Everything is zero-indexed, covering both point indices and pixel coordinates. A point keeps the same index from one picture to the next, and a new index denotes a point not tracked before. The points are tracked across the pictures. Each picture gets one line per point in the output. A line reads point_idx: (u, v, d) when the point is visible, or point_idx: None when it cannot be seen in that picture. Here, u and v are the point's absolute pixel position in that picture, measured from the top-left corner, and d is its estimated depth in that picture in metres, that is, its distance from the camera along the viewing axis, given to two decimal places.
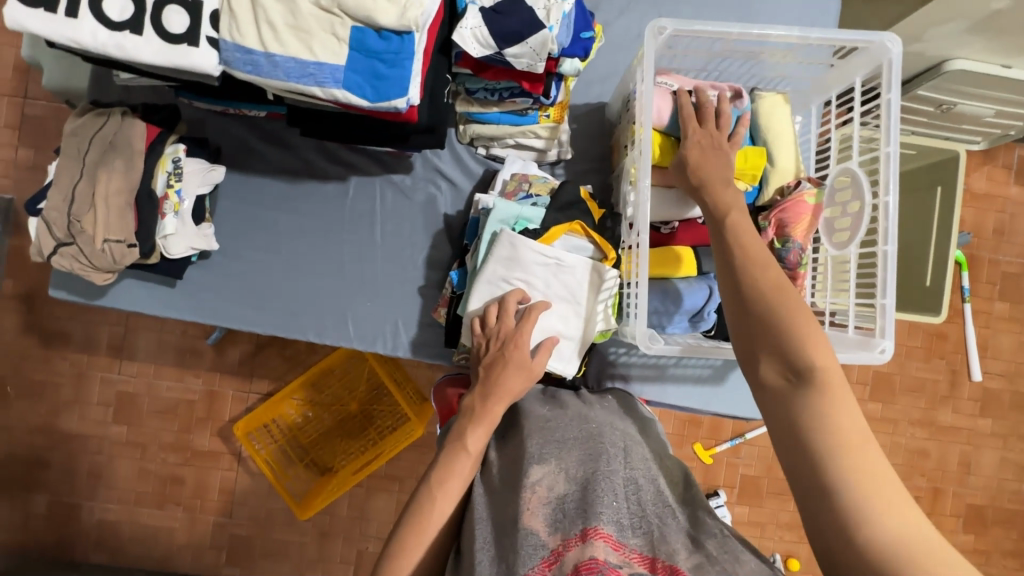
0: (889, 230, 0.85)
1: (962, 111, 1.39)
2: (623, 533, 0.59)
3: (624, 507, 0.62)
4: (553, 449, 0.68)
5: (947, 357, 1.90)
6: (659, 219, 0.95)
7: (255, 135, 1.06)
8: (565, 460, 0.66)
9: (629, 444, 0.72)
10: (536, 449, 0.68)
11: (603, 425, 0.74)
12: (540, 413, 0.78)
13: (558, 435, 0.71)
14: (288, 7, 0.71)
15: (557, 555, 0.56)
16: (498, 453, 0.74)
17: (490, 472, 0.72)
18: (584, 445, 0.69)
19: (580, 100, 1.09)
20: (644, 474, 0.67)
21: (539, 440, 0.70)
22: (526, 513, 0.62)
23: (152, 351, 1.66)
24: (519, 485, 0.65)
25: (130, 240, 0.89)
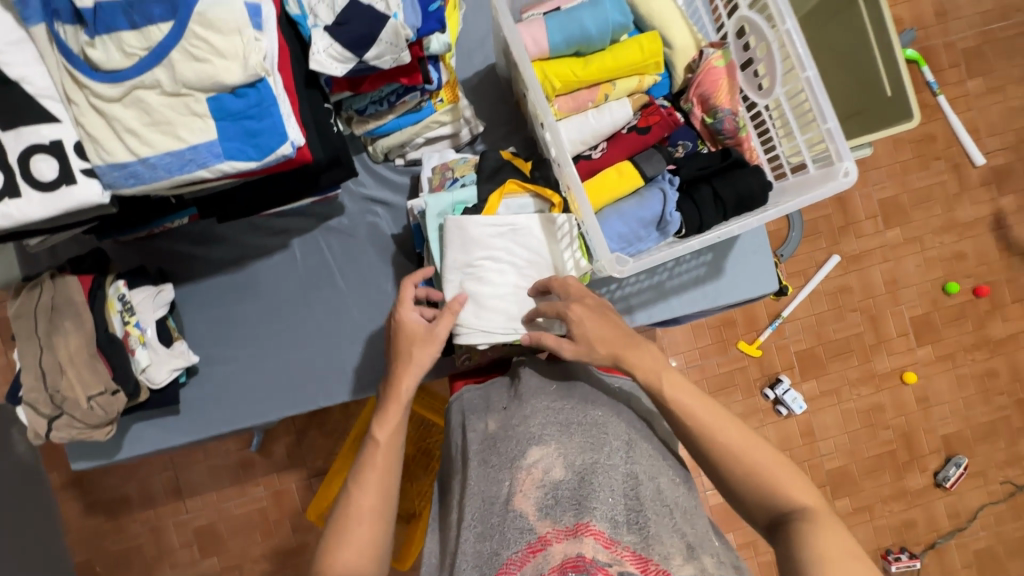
0: (801, 55, 0.81)
1: None
2: (616, 530, 0.57)
3: (620, 503, 0.60)
4: (555, 430, 0.67)
5: (944, 156, 1.84)
6: (586, 147, 0.93)
7: (189, 243, 1.07)
8: (567, 443, 0.65)
9: (636, 437, 0.69)
10: (538, 429, 0.67)
11: (611, 412, 0.71)
12: (546, 387, 0.75)
13: (563, 416, 0.69)
14: (139, 108, 0.70)
15: (543, 545, 0.57)
16: (497, 426, 0.73)
17: (488, 444, 0.71)
18: (588, 430, 0.67)
19: (468, 73, 1.07)
20: (646, 469, 0.65)
21: (542, 419, 0.68)
22: (519, 494, 0.62)
23: (206, 480, 1.68)
24: (517, 465, 0.64)
25: (111, 387, 0.89)
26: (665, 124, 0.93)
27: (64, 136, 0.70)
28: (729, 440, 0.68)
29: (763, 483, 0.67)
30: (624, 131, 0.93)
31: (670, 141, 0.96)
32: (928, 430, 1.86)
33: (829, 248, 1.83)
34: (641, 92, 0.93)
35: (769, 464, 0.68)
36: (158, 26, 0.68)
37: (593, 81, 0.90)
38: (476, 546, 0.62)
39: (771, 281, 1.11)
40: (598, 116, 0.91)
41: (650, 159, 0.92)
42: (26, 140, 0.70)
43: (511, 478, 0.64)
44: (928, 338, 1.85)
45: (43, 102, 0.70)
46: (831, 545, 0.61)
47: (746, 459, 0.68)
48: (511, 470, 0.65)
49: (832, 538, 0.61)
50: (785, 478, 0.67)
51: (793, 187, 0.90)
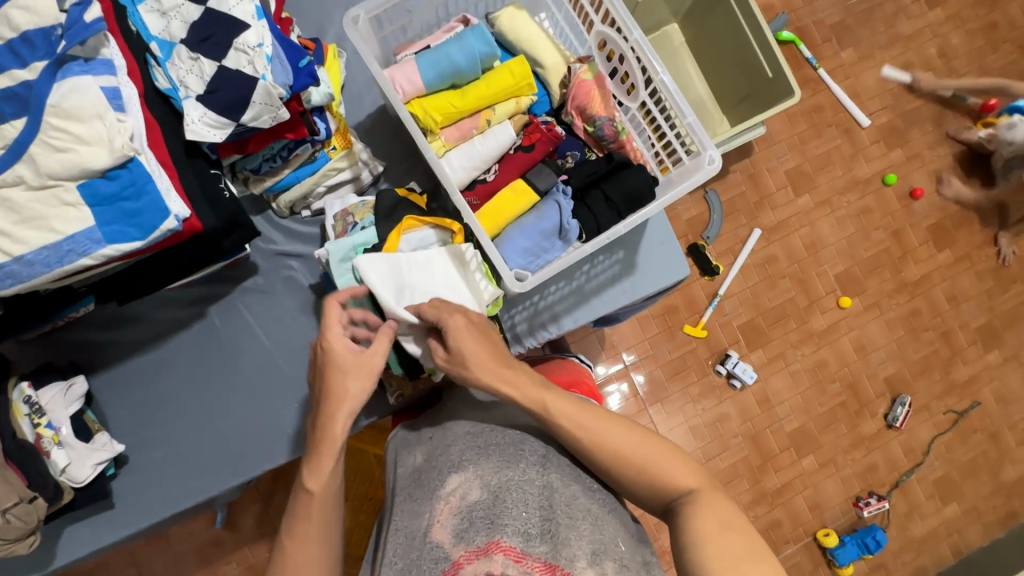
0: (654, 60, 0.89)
1: None
2: (529, 543, 0.60)
3: (533, 517, 0.63)
4: (472, 456, 0.71)
5: (834, 123, 1.99)
6: (479, 172, 0.96)
7: (101, 328, 1.04)
8: (483, 467, 0.69)
9: (551, 452, 0.74)
10: (458, 457, 0.71)
11: (528, 432, 0.76)
12: (467, 422, 0.80)
13: (481, 442, 0.74)
14: (5, 207, 0.68)
15: (456, 569, 0.58)
16: (424, 462, 0.77)
17: (414, 481, 0.75)
18: (504, 451, 0.72)
19: (359, 117, 1.10)
20: (559, 480, 0.69)
21: (462, 448, 0.73)
22: (437, 523, 0.64)
23: (171, 569, 1.60)
24: (436, 495, 0.68)
25: (28, 494, 0.83)
26: (547, 139, 0.97)
27: None
28: (616, 443, 0.70)
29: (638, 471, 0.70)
30: (511, 151, 0.97)
31: (559, 153, 1.00)
32: (871, 376, 1.97)
33: (749, 223, 1.94)
34: (521, 112, 0.98)
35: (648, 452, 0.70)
36: (10, 123, 0.67)
37: (473, 109, 0.94)
38: None
39: (682, 266, 1.17)
40: (484, 141, 0.94)
41: (540, 174, 0.96)
42: None
43: (431, 510, 0.66)
44: (853, 291, 1.98)
45: None
46: (706, 526, 0.65)
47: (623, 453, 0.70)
48: (432, 501, 0.67)
49: (713, 519, 0.66)
50: (663, 462, 0.70)
51: (676, 179, 0.96)
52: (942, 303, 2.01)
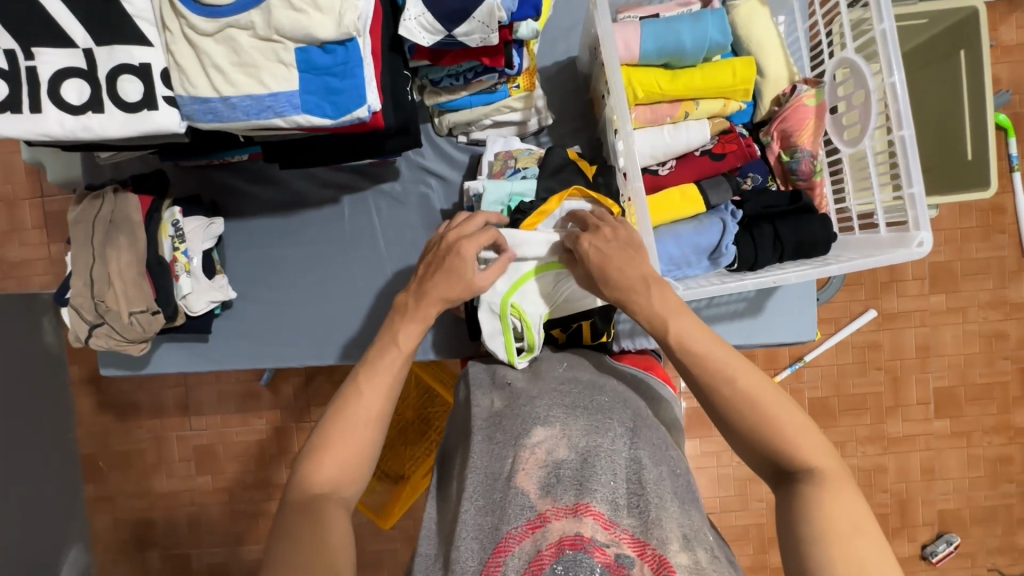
0: (901, 114, 0.78)
1: None
2: (616, 512, 0.60)
3: (621, 488, 0.62)
4: (560, 413, 0.70)
5: (1009, 231, 1.75)
6: (654, 162, 0.90)
7: (244, 179, 1.08)
8: (571, 426, 0.68)
9: (639, 426, 0.71)
10: (544, 411, 0.70)
11: (616, 401, 0.74)
12: (555, 377, 0.80)
13: (569, 402, 0.72)
14: (229, 46, 0.70)
15: (544, 522, 0.59)
16: (504, 405, 0.76)
17: (494, 422, 0.74)
18: (593, 415, 0.70)
19: (548, 61, 1.05)
20: (649, 455, 0.66)
21: (549, 403, 0.72)
22: (522, 471, 0.64)
23: (213, 402, 1.74)
24: (521, 444, 0.68)
25: (152, 307, 0.93)
26: (740, 154, 0.90)
27: (152, 61, 0.71)
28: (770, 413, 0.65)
29: (774, 438, 0.64)
30: (696, 153, 0.90)
31: (740, 172, 0.92)
32: (926, 502, 1.82)
33: (868, 301, 1.77)
34: (722, 117, 0.91)
35: (794, 427, 0.64)
36: None
37: (677, 97, 0.88)
38: (478, 520, 0.63)
39: (810, 329, 1.09)
40: (673, 133, 0.89)
41: (717, 187, 0.90)
42: (117, 58, 0.71)
43: (514, 456, 0.67)
44: (948, 412, 1.81)
45: (138, 24, 0.70)
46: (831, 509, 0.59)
47: (765, 414, 0.65)
48: (515, 447, 0.67)
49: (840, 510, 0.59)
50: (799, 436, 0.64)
51: (858, 243, 0.88)
52: None
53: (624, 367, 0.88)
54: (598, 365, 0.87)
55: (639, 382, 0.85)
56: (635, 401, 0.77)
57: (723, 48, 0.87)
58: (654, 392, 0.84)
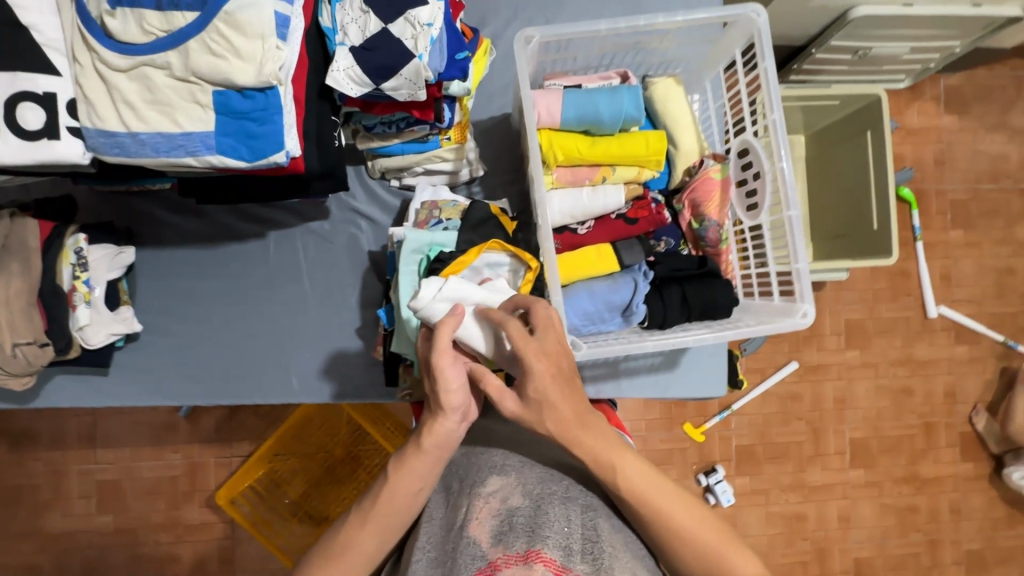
0: (790, 195, 0.86)
1: (879, 53, 1.45)
2: (569, 558, 0.59)
3: (576, 533, 0.62)
4: (515, 463, 0.71)
5: (914, 293, 1.91)
6: (574, 221, 0.94)
7: (166, 207, 1.05)
8: (525, 475, 0.68)
9: (592, 479, 0.73)
10: (501, 462, 0.71)
11: (571, 456, 0.76)
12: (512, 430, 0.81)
13: (525, 454, 0.73)
14: (143, 84, 0.70)
15: (494, 570, 0.57)
16: (461, 461, 0.77)
17: (449, 480, 0.75)
18: (547, 467, 0.71)
19: (482, 116, 1.10)
20: (601, 504, 0.67)
21: (505, 455, 0.73)
22: (475, 520, 0.63)
23: (123, 434, 1.62)
24: (476, 492, 0.67)
25: (41, 339, 0.88)
26: (652, 221, 0.95)
27: (59, 90, 0.70)
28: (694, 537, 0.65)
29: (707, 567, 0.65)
30: (613, 216, 0.95)
31: (654, 235, 0.97)
32: (842, 550, 1.90)
33: (790, 354, 1.88)
34: (637, 183, 0.96)
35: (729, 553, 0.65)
36: (184, 13, 0.68)
37: (595, 161, 0.93)
38: None
39: (720, 385, 1.14)
40: (591, 195, 0.93)
41: (630, 248, 0.94)
42: (19, 85, 0.69)
43: (468, 505, 0.66)
44: (861, 462, 1.91)
45: (48, 53, 0.69)
46: None
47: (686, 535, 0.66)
48: (470, 496, 0.67)
49: None
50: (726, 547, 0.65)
51: (756, 308, 0.94)
52: (943, 511, 1.93)
53: None
54: None
55: None
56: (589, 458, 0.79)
57: (639, 119, 0.92)
58: None
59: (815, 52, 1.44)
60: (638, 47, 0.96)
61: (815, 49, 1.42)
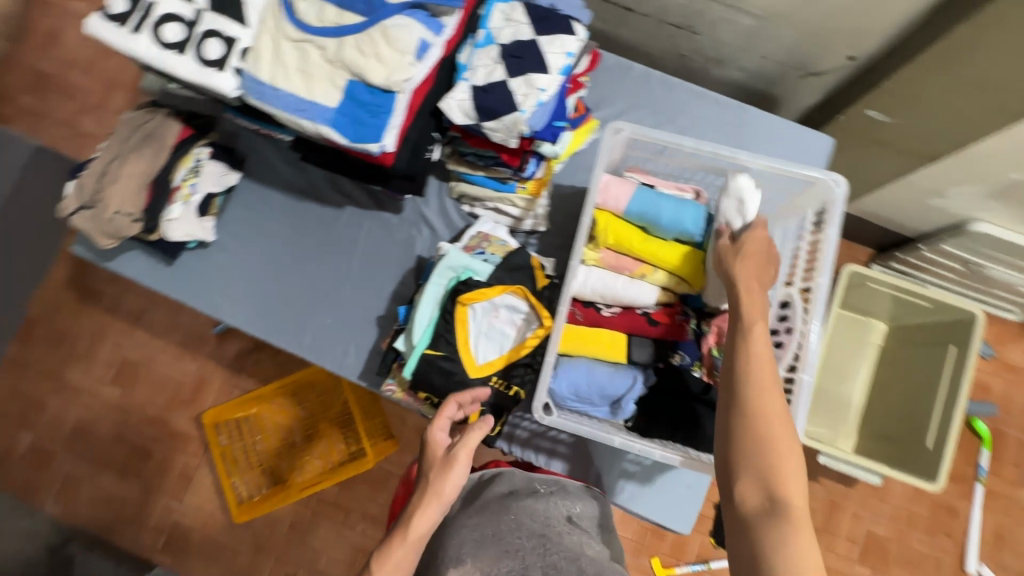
0: (810, 360, 0.86)
1: (993, 276, 1.35)
2: None
3: None
4: (471, 549, 0.85)
5: (952, 534, 1.58)
6: (601, 301, 0.98)
7: (278, 155, 1.21)
8: (481, 559, 0.84)
9: (546, 536, 0.88)
10: (456, 552, 0.85)
11: (522, 518, 0.89)
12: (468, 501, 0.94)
13: (478, 534, 0.87)
14: (301, 56, 0.85)
15: None
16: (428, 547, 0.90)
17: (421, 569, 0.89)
18: (500, 543, 0.86)
19: (564, 182, 1.18)
20: (556, 558, 0.85)
21: (461, 539, 0.87)
22: None
23: (162, 326, 1.79)
24: None
25: (136, 215, 1.03)
26: (671, 330, 0.96)
27: (240, 38, 0.86)
28: (773, 445, 0.64)
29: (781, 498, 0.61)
30: (638, 310, 0.97)
31: (671, 346, 0.97)
32: None
33: None
34: (673, 291, 0.98)
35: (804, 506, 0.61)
36: (354, 16, 0.83)
37: (641, 256, 0.97)
38: None
39: (687, 524, 1.08)
40: (626, 284, 0.97)
41: (642, 346, 0.95)
42: (215, 24, 0.86)
43: None
44: None
45: (246, 9, 0.87)
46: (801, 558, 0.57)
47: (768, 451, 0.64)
48: None
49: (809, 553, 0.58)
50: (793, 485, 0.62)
51: None
52: None
53: (533, 481, 0.97)
54: (528, 476, 0.98)
55: (563, 488, 0.97)
56: (542, 506, 0.93)
57: (696, 235, 0.96)
58: (583, 507, 0.97)
59: (922, 248, 1.39)
60: (722, 175, 1.01)
61: (924, 245, 1.38)
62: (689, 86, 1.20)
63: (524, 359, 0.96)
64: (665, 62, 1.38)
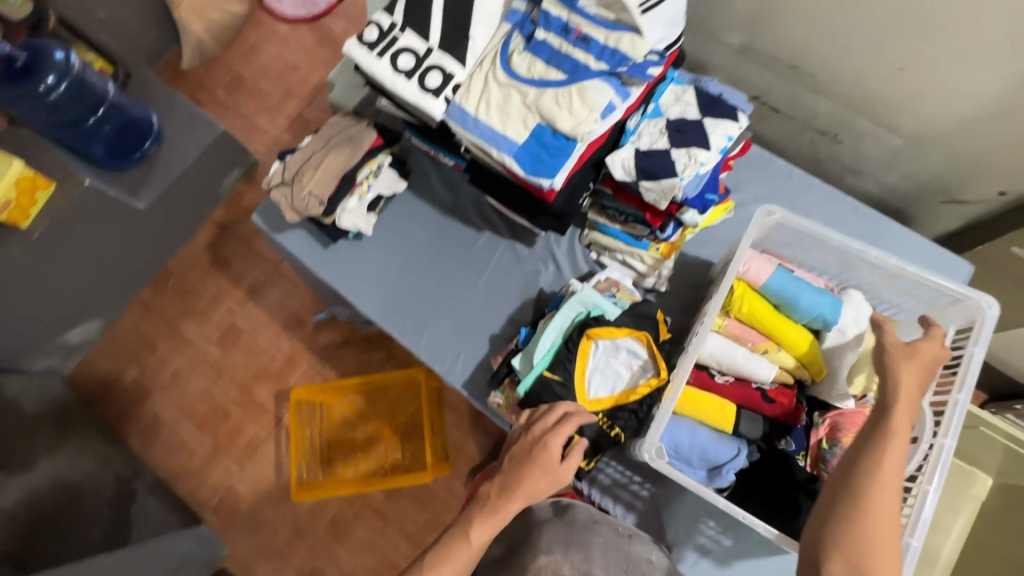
0: (936, 472, 0.86)
1: None
2: None
3: None
4: (556, 559, 0.91)
5: None
6: (716, 367, 1.00)
7: (436, 175, 1.38)
8: (563, 572, 0.89)
9: (624, 574, 0.91)
10: (543, 557, 0.91)
11: (603, 550, 0.93)
12: (553, 514, 0.98)
13: (563, 550, 0.92)
14: (503, 97, 1.00)
15: None
16: (510, 545, 0.96)
17: (504, 558, 0.95)
18: (581, 565, 0.90)
19: (690, 252, 1.24)
20: None
21: (547, 548, 0.92)
22: None
23: (273, 303, 1.95)
24: None
25: (321, 199, 1.20)
26: (785, 410, 0.98)
27: (456, 75, 1.03)
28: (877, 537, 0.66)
29: None
30: (754, 385, 0.99)
31: (780, 429, 0.98)
32: None
33: None
34: (790, 373, 1.00)
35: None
36: (557, 75, 0.98)
37: (768, 333, 1.00)
38: None
39: None
40: (745, 356, 0.99)
41: (751, 420, 0.97)
42: (439, 60, 1.04)
43: None
44: None
45: (466, 54, 1.04)
46: None
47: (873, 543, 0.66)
48: None
49: None
50: None
51: None
52: None
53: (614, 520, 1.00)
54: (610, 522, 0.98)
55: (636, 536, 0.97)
56: (622, 543, 0.95)
57: (829, 326, 0.99)
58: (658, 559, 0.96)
59: None
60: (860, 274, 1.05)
61: None
62: (827, 189, 1.25)
63: (632, 404, 1.02)
64: (798, 162, 1.44)
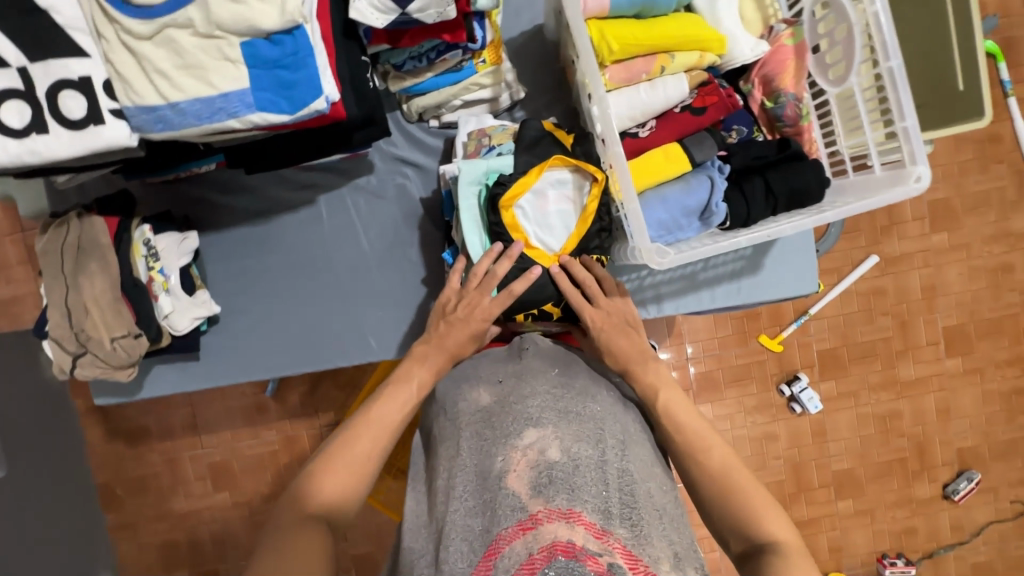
0: (887, 44, 0.75)
1: None
2: (608, 521, 0.55)
3: (614, 496, 0.57)
4: (552, 415, 0.63)
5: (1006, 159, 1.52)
6: (633, 124, 0.86)
7: (215, 190, 1.05)
8: (564, 430, 0.61)
9: (628, 440, 0.68)
10: (536, 412, 0.63)
11: (607, 412, 0.68)
12: (546, 372, 0.72)
13: (562, 403, 0.65)
14: (171, 49, 0.67)
15: (534, 524, 0.53)
16: (493, 401, 0.68)
17: (483, 417, 0.66)
18: (585, 423, 0.64)
19: (514, 33, 1.01)
20: (637, 470, 0.63)
21: (540, 403, 0.65)
22: (512, 472, 0.58)
23: (222, 418, 1.68)
24: (510, 443, 0.60)
25: (134, 330, 0.91)
26: (722, 106, 0.86)
27: (92, 73, 0.68)
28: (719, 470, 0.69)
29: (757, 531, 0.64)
30: (677, 110, 0.86)
31: (725, 125, 0.89)
32: (943, 442, 1.59)
33: (868, 247, 1.53)
34: (699, 68, 0.86)
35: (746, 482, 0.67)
36: None
37: (653, 48, 0.83)
38: (466, 520, 0.58)
39: (812, 282, 1.06)
40: (650, 91, 0.84)
41: (700, 143, 0.85)
42: (54, 73, 0.67)
43: (504, 455, 0.60)
44: (958, 349, 1.57)
45: (71, 34, 0.67)
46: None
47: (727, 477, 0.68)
48: (505, 447, 0.60)
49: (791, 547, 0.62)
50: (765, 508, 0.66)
51: (853, 186, 0.85)
52: None
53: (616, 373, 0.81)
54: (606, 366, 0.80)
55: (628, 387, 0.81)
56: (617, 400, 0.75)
57: None
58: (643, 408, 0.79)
59: None
60: None
61: None
62: None
63: (595, 226, 0.88)
64: None
